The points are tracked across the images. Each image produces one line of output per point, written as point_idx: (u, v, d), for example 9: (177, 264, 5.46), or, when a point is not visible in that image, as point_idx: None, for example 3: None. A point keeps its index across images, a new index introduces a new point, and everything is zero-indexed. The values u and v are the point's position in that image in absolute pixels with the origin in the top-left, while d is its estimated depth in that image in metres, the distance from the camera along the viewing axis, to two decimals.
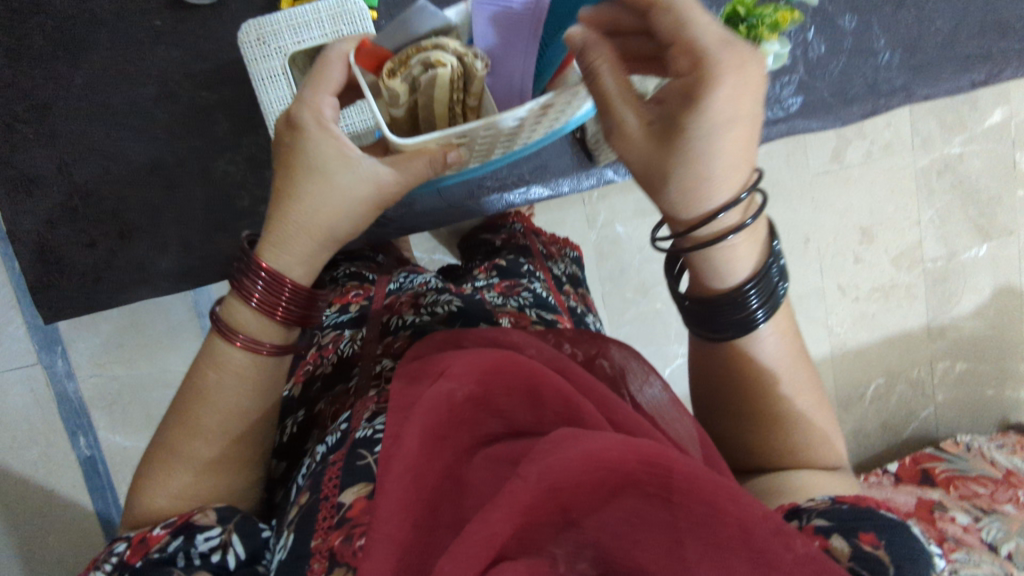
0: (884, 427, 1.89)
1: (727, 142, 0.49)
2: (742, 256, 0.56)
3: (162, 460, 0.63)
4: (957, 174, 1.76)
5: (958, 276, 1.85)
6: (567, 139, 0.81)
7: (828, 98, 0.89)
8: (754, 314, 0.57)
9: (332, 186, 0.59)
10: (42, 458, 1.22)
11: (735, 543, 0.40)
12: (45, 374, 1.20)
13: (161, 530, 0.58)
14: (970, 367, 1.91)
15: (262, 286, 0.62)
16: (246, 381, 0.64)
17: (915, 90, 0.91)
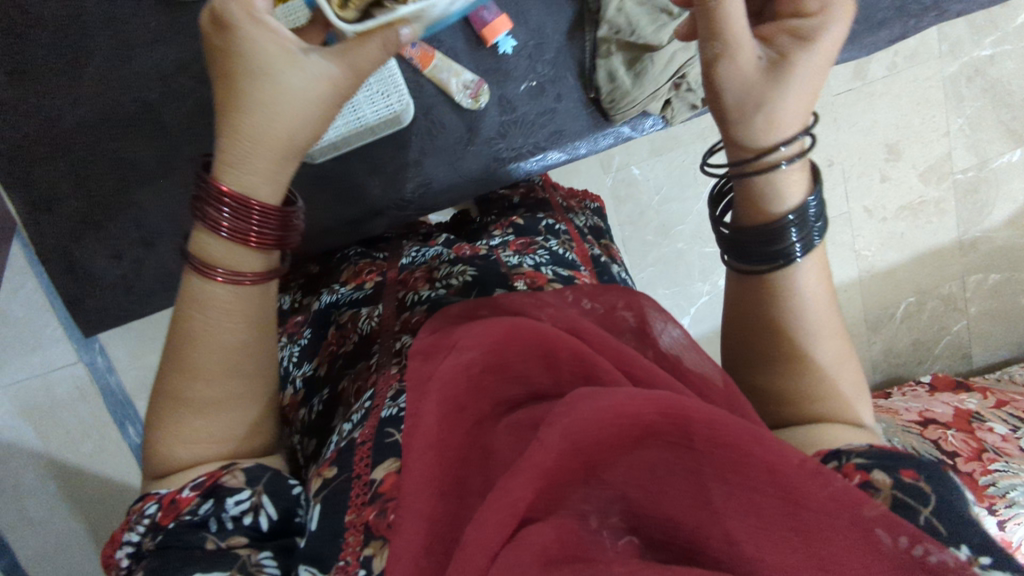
0: (916, 345, 1.88)
1: (813, 76, 0.54)
2: (790, 184, 0.55)
3: (175, 416, 0.59)
4: (988, 80, 1.68)
5: (992, 184, 1.79)
6: (582, 99, 0.78)
7: (854, 27, 0.82)
8: (791, 249, 0.55)
9: (281, 88, 0.53)
10: (97, 449, 1.28)
11: (759, 481, 0.40)
12: (88, 372, 1.25)
13: (190, 492, 0.55)
14: (1005, 277, 1.87)
15: (228, 211, 0.55)
16: (232, 313, 0.58)
17: (947, 7, 0.83)
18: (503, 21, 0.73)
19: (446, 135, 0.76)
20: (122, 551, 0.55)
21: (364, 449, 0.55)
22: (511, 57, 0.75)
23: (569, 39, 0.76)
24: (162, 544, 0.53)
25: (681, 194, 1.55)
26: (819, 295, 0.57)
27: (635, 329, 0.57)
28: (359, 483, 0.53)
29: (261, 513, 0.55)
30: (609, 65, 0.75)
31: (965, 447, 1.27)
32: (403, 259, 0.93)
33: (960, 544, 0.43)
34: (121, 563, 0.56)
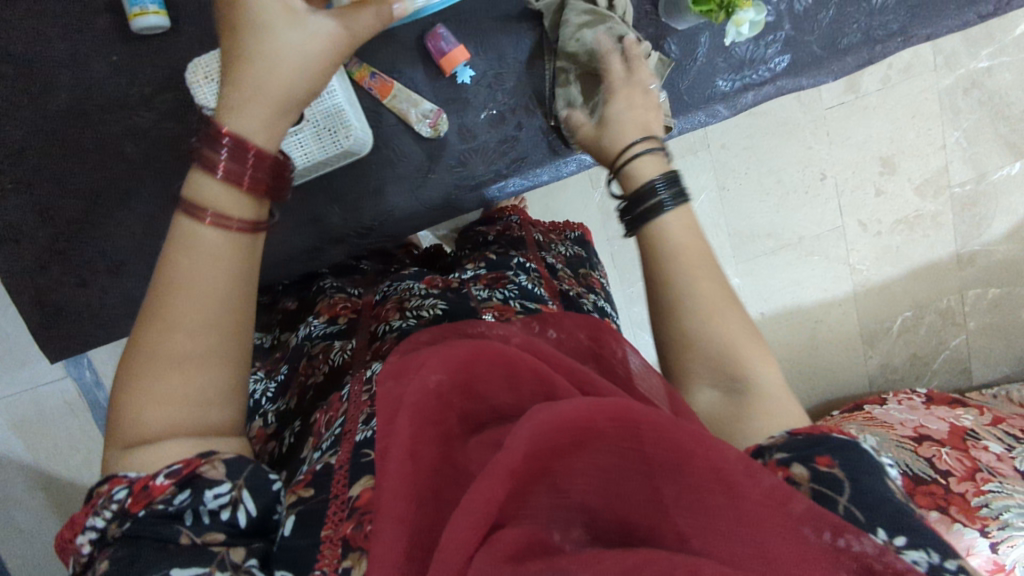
0: (915, 362, 1.76)
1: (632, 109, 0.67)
2: (648, 163, 0.62)
3: (143, 375, 0.48)
4: (985, 92, 1.61)
5: (989, 199, 1.69)
6: (542, 128, 0.78)
7: (818, 53, 0.81)
8: (661, 202, 0.59)
9: (278, 47, 0.53)
10: (85, 461, 1.29)
11: (714, 483, 0.36)
12: (77, 389, 1.27)
13: (163, 479, 0.44)
14: (1003, 293, 1.72)
15: (225, 151, 0.52)
16: (220, 259, 0.51)
17: (913, 33, 0.83)
18: (461, 51, 0.73)
19: (406, 163, 0.77)
20: (81, 539, 0.45)
21: (341, 471, 0.49)
22: (470, 86, 0.76)
23: (528, 67, 0.76)
24: (133, 533, 0.43)
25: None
26: (689, 243, 0.58)
27: (599, 360, 0.53)
28: (335, 502, 0.47)
29: (241, 508, 0.46)
30: (567, 94, 0.74)
31: (958, 465, 1.14)
32: (376, 294, 0.93)
33: (877, 530, 0.40)
34: (80, 554, 0.45)
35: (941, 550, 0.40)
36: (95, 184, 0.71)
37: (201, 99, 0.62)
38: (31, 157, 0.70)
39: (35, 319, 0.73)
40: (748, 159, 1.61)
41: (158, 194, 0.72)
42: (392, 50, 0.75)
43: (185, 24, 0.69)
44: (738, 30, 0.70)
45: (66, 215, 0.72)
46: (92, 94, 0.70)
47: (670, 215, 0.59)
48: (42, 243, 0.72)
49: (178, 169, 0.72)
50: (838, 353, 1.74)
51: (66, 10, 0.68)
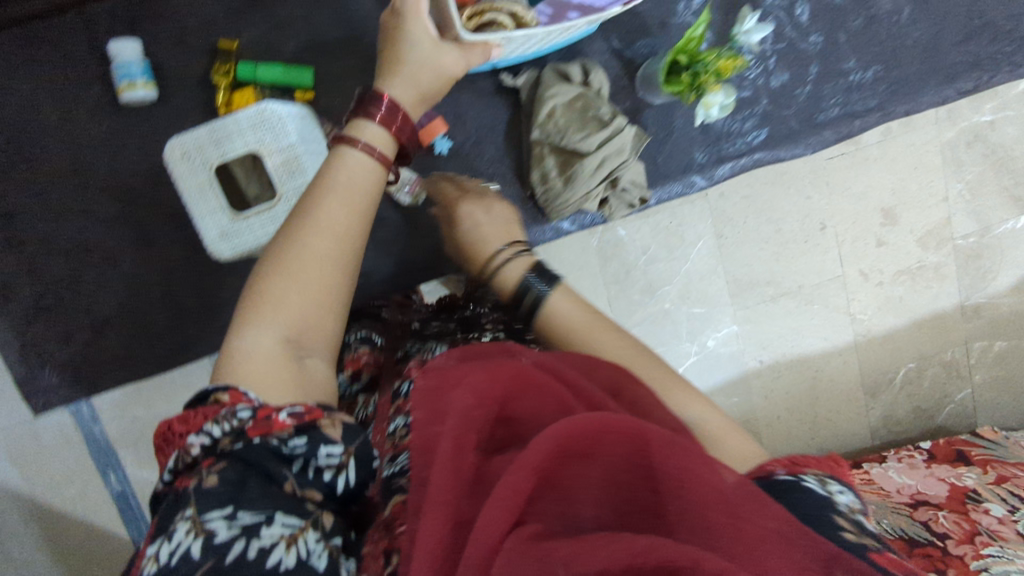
0: (919, 419, 1.37)
1: (492, 218, 0.69)
2: (513, 266, 0.65)
3: (290, 262, 0.52)
4: (989, 146, 1.29)
5: (995, 252, 1.34)
6: (521, 195, 0.80)
7: (796, 127, 0.81)
8: (540, 292, 0.61)
9: (418, 62, 0.63)
10: (78, 496, 1.12)
11: (713, 501, 0.36)
12: (73, 421, 1.10)
13: (286, 416, 0.43)
14: (1014, 345, 1.37)
15: (383, 104, 0.60)
16: (366, 182, 0.58)
17: (892, 108, 0.82)
18: (440, 123, 0.74)
19: (384, 227, 0.79)
20: (194, 441, 0.42)
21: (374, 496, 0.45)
22: (446, 156, 0.78)
23: (505, 138, 0.79)
24: (240, 459, 0.41)
25: (669, 254, 1.24)
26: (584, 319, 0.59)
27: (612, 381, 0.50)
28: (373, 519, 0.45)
29: (344, 476, 0.43)
30: (542, 166, 0.76)
31: (956, 528, 0.95)
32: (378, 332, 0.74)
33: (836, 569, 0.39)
34: (180, 454, 0.42)
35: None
36: (81, 245, 0.74)
37: (179, 178, 0.63)
38: (19, 219, 0.73)
39: (21, 372, 0.76)
40: (749, 210, 1.24)
41: (142, 254, 0.75)
42: None
43: (177, 97, 0.73)
44: (709, 110, 0.72)
45: (52, 274, 0.74)
46: (84, 161, 0.73)
47: (551, 298, 0.60)
48: (29, 300, 0.74)
49: (164, 231, 0.75)
50: (840, 407, 1.33)
51: (60, 83, 0.71)
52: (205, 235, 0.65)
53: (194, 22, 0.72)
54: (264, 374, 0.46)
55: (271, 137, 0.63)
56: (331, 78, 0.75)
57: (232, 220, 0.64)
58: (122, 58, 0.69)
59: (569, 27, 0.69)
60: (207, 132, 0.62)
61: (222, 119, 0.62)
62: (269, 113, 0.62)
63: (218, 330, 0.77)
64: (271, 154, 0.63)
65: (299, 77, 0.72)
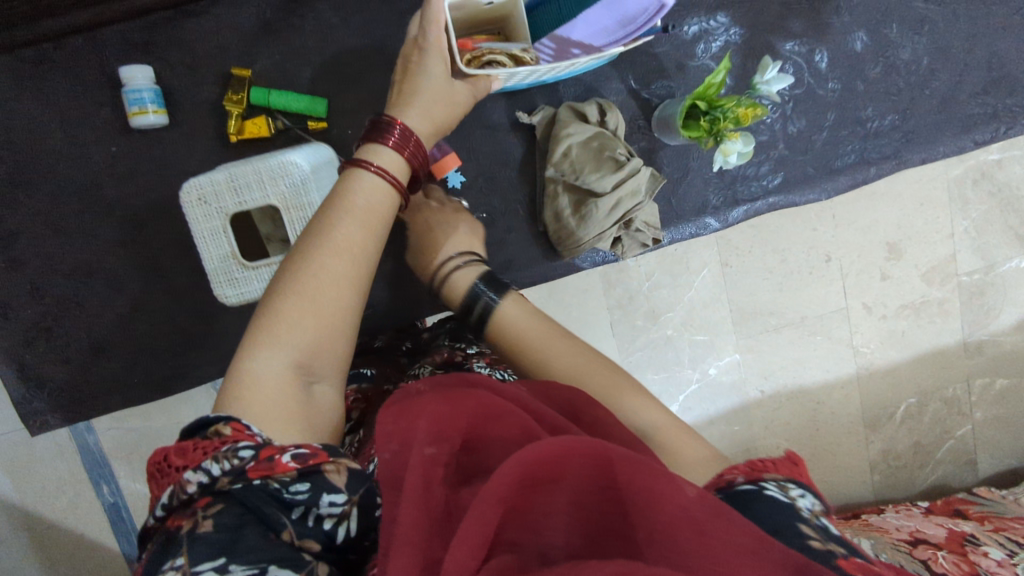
0: (921, 454, 1.34)
1: (454, 233, 0.71)
2: (465, 274, 0.68)
3: (303, 281, 0.51)
4: (996, 184, 1.30)
5: (999, 290, 1.33)
6: (530, 232, 0.79)
7: (812, 172, 0.81)
8: (489, 300, 0.65)
9: (429, 90, 0.61)
10: (69, 508, 1.12)
11: (679, 519, 0.37)
12: (68, 433, 1.11)
13: (291, 459, 0.40)
14: (1015, 384, 1.36)
15: (397, 130, 0.59)
16: (380, 204, 0.57)
17: (907, 157, 0.81)
18: (453, 159, 0.74)
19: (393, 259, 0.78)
20: (189, 478, 0.39)
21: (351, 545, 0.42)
22: (459, 190, 0.77)
23: (518, 173, 0.78)
24: (239, 500, 0.39)
25: (672, 280, 1.22)
26: (529, 322, 0.63)
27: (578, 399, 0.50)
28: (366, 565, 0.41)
29: (345, 527, 0.40)
30: (555, 205, 0.75)
31: (956, 568, 0.92)
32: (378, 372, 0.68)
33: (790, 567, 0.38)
34: (177, 488, 0.40)
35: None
36: (84, 267, 0.73)
37: (191, 220, 0.62)
38: (21, 240, 0.72)
39: (15, 395, 0.74)
40: (754, 240, 1.23)
41: (146, 279, 0.74)
42: None
43: (188, 122, 0.72)
44: (726, 159, 0.70)
45: (53, 295, 0.73)
46: (91, 183, 0.72)
47: (500, 304, 0.64)
48: (27, 321, 0.73)
49: (171, 255, 0.74)
50: (840, 439, 1.31)
51: (69, 104, 0.70)
52: (214, 279, 0.64)
53: (208, 48, 0.71)
54: (273, 401, 0.45)
55: (292, 189, 0.63)
56: (345, 107, 0.74)
57: (241, 268, 0.63)
58: (132, 83, 0.68)
59: (573, 63, 0.65)
60: (232, 177, 0.62)
61: (245, 166, 0.61)
62: (292, 166, 0.62)
63: (220, 356, 0.76)
64: (291, 211, 0.63)
65: (313, 106, 0.71)
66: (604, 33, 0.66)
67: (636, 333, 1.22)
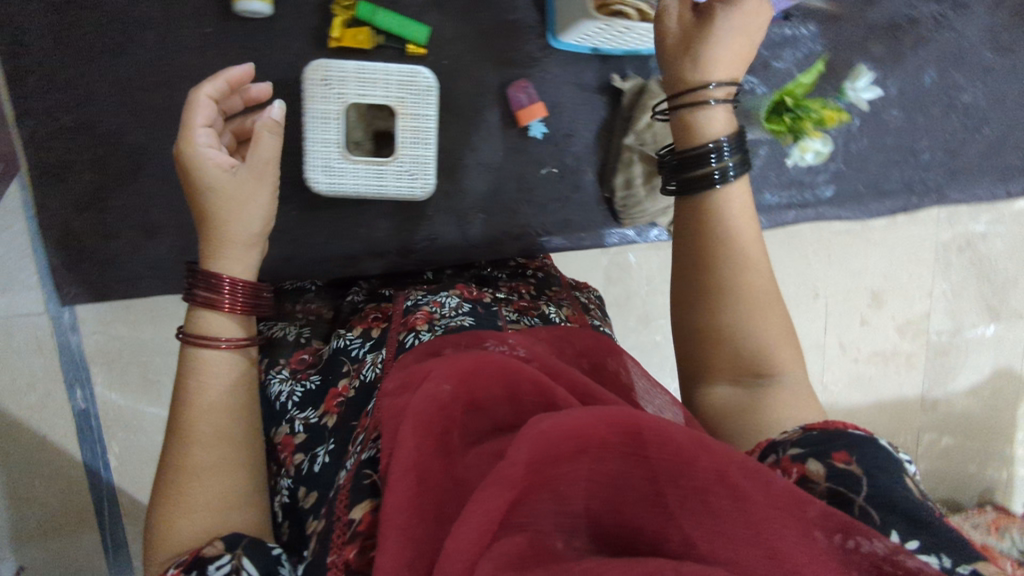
0: None
1: (734, 42, 0.54)
2: (717, 118, 0.55)
3: (179, 475, 0.51)
4: (977, 254, 1.33)
5: (957, 354, 1.36)
6: (595, 197, 0.81)
7: (861, 190, 0.86)
8: (717, 172, 0.53)
9: (228, 207, 0.56)
10: (34, 407, 1.03)
11: (714, 487, 0.33)
12: (49, 326, 0.99)
13: (174, 569, 0.46)
14: (956, 444, 1.39)
15: (212, 289, 0.56)
16: (227, 372, 0.55)
17: (948, 193, 0.87)
18: (540, 108, 0.76)
19: (463, 197, 0.78)
20: None
21: (346, 491, 0.46)
22: (540, 141, 0.78)
23: (597, 137, 0.80)
24: None
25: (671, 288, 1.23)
26: (749, 234, 0.54)
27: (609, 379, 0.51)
28: (338, 525, 0.45)
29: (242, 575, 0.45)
30: (628, 173, 0.77)
31: None
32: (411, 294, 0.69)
33: (889, 531, 0.35)
34: None
35: (961, 551, 0.34)
36: (153, 143, 0.71)
37: (308, 98, 0.63)
38: (94, 102, 0.70)
39: (56, 261, 0.72)
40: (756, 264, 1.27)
41: None
42: (473, 90, 0.76)
43: (289, 20, 0.71)
44: (803, 154, 0.76)
45: (116, 165, 0.71)
46: (177, 60, 0.70)
47: (730, 180, 0.53)
48: (85, 186, 0.71)
49: None
50: None
51: None
52: (309, 163, 0.64)
53: None
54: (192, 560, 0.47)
55: (416, 100, 0.65)
56: (445, 38, 0.74)
57: (341, 159, 0.64)
58: None
59: None
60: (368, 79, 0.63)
61: (378, 63, 0.63)
62: (422, 79, 0.64)
63: (269, 261, 0.75)
64: (406, 116, 0.65)
65: (417, 29, 0.72)
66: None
67: (626, 334, 1.23)
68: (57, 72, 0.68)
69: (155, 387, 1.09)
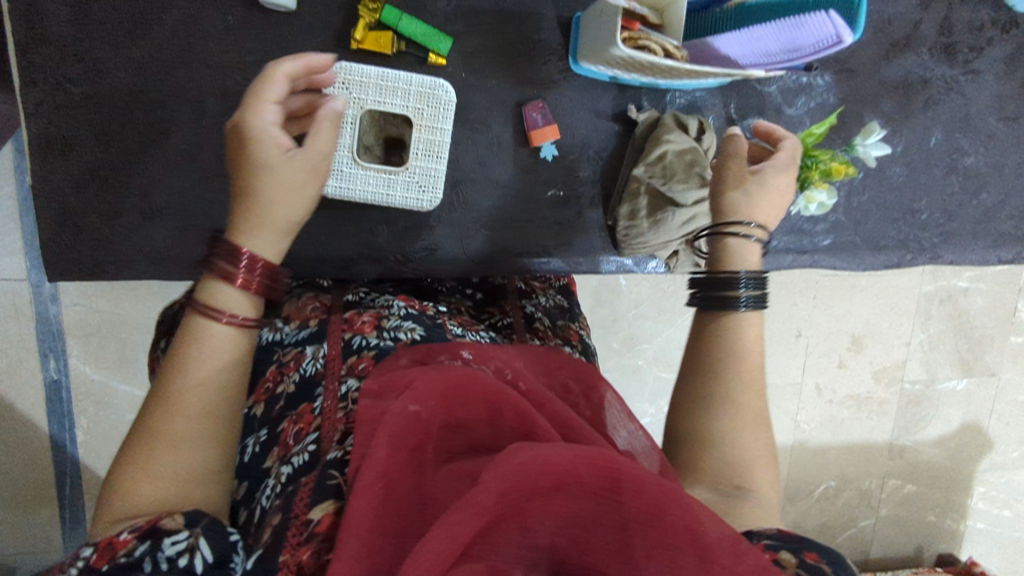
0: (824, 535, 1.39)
1: (772, 202, 0.66)
2: (748, 257, 0.63)
3: (152, 436, 0.48)
4: (957, 310, 1.35)
5: (927, 405, 1.38)
6: (598, 224, 0.81)
7: (858, 243, 0.87)
8: (739, 298, 0.59)
9: (275, 186, 0.54)
10: (8, 371, 1.04)
11: (683, 545, 0.36)
12: (30, 293, 1.03)
13: (127, 534, 0.43)
14: (917, 492, 1.41)
15: (236, 260, 0.53)
16: (224, 350, 0.52)
17: (941, 254, 0.88)
18: (552, 131, 0.76)
19: (466, 211, 0.78)
20: None
21: (305, 488, 0.44)
22: (548, 163, 0.78)
23: (604, 162, 0.80)
24: None
25: (658, 314, 1.23)
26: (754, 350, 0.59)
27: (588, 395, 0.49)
28: (293, 523, 0.42)
29: (199, 555, 0.42)
30: (633, 204, 0.77)
31: None
32: (349, 296, 0.73)
33: None
34: None
35: None
36: (159, 126, 0.70)
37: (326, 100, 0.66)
38: (105, 78, 0.68)
39: (45, 234, 0.70)
40: None
41: (218, 157, 0.72)
42: (488, 105, 0.76)
43: (311, 18, 0.71)
44: (808, 205, 0.75)
45: (120, 144, 0.70)
46: (194, 44, 0.69)
47: (747, 311, 0.59)
48: (85, 161, 0.70)
49: None
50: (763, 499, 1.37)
51: None
52: None
53: None
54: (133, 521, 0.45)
55: (431, 113, 0.69)
56: (467, 51, 0.74)
57: (351, 163, 0.68)
58: None
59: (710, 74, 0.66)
60: (385, 89, 0.67)
61: (398, 73, 0.67)
62: (440, 93, 0.69)
63: None
64: (420, 126, 0.69)
65: (439, 39, 0.72)
66: (764, 54, 0.66)
67: (609, 356, 1.23)
68: (69, 44, 0.67)
69: (130, 363, 1.09)
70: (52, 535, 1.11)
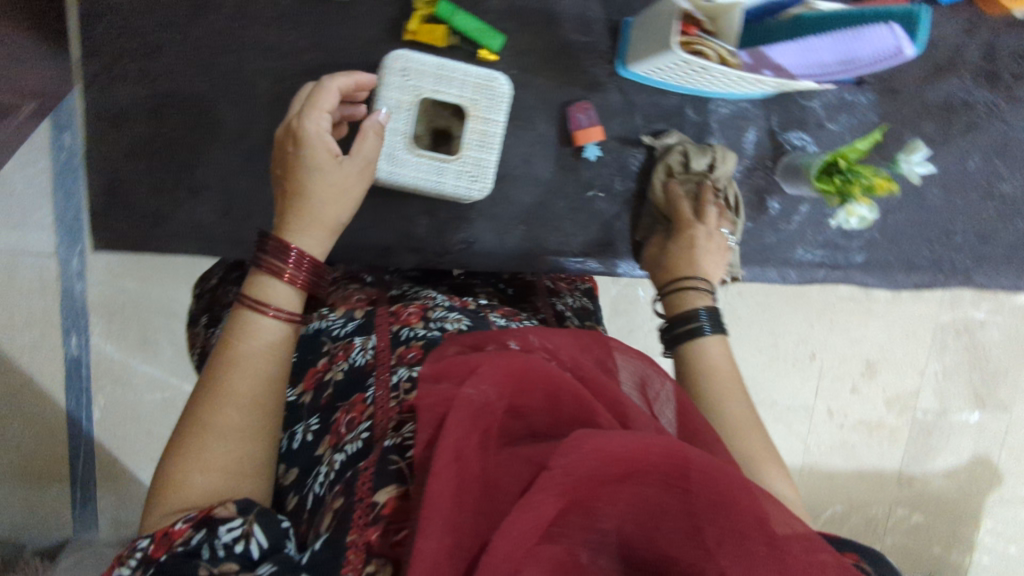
0: None
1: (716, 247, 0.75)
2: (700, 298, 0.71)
3: (201, 427, 0.49)
4: (974, 341, 1.34)
5: (940, 435, 1.37)
6: (630, 232, 0.81)
7: (891, 262, 0.87)
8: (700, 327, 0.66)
9: (326, 184, 0.60)
10: (31, 345, 1.05)
11: (753, 533, 0.37)
12: (58, 269, 1.05)
13: (181, 524, 0.44)
14: (926, 521, 1.40)
15: (288, 259, 0.57)
16: (273, 343, 0.54)
17: (973, 277, 0.88)
18: (597, 132, 0.76)
19: (507, 206, 0.78)
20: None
21: (366, 473, 0.44)
22: (591, 163, 0.79)
23: (641, 172, 0.80)
24: None
25: None
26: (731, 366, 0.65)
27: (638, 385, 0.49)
28: (358, 506, 0.42)
29: (253, 542, 0.44)
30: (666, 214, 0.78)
31: None
32: (392, 292, 0.74)
33: None
34: None
35: None
36: (210, 106, 0.71)
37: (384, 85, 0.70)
38: (161, 56, 0.70)
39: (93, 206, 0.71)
40: (757, 316, 1.29)
41: (266, 138, 0.73)
42: (534, 103, 0.77)
43: (366, 7, 0.72)
44: (849, 218, 0.77)
45: (171, 121, 0.71)
46: (250, 28, 0.71)
47: (707, 337, 0.66)
48: (137, 136, 0.71)
49: None
50: None
51: None
52: None
53: None
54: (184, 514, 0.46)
55: (487, 103, 0.72)
56: (517, 48, 0.75)
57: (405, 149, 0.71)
58: None
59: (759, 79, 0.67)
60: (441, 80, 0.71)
61: (457, 64, 0.71)
62: (497, 85, 0.72)
63: None
64: (475, 115, 0.72)
65: (490, 34, 0.73)
66: (817, 66, 0.65)
67: None
68: (130, 21, 0.69)
69: (150, 343, 1.09)
70: (61, 513, 1.11)
